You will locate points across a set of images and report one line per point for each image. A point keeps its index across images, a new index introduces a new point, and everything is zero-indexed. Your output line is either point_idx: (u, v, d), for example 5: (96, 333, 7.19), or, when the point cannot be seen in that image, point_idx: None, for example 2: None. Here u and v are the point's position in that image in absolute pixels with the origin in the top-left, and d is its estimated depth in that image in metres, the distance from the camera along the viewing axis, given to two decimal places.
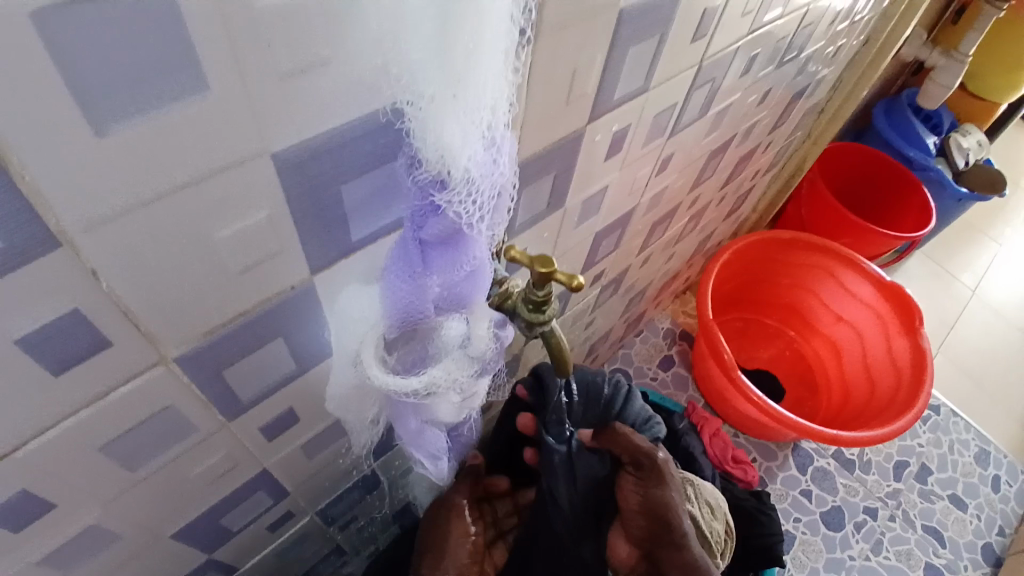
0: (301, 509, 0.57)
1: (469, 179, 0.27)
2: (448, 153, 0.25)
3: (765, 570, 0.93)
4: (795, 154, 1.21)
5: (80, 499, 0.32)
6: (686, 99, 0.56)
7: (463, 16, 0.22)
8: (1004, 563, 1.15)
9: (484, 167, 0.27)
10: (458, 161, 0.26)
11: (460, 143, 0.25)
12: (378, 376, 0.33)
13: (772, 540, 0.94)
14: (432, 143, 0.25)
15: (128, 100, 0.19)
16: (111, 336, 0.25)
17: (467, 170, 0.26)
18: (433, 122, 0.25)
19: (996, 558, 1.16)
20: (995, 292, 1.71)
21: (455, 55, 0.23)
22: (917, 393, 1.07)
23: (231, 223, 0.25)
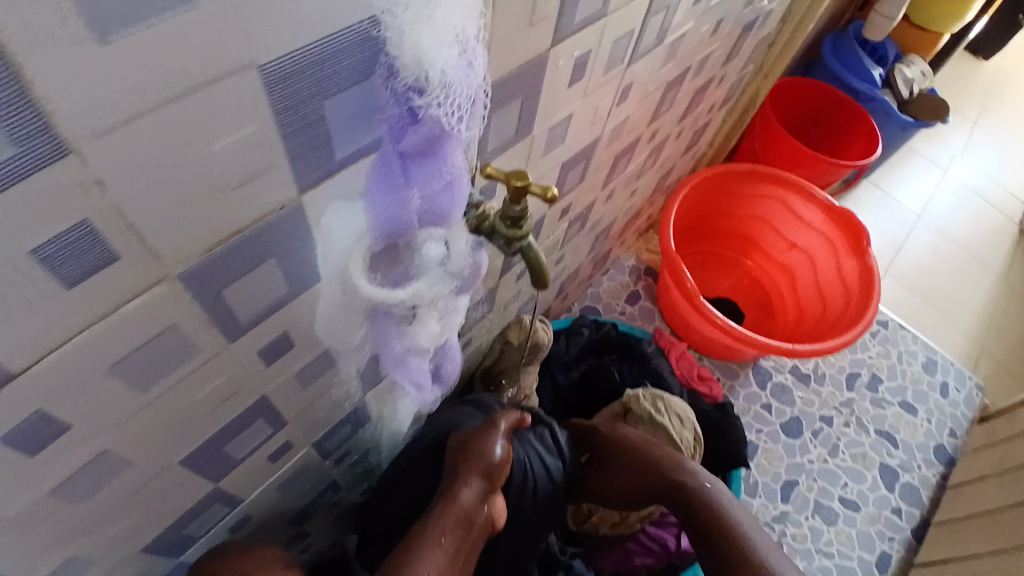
0: (297, 442, 0.59)
1: (445, 83, 0.28)
2: (425, 59, 0.27)
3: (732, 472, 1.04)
4: (749, 88, 1.24)
5: (95, 423, 0.34)
6: (642, 27, 0.58)
7: None
8: (956, 462, 1.27)
9: (459, 73, 0.29)
10: (434, 67, 0.27)
11: (437, 48, 0.27)
12: (367, 288, 0.36)
13: (737, 446, 1.04)
14: (408, 49, 0.27)
15: (130, 7, 0.20)
16: (119, 250, 0.26)
17: (443, 74, 0.28)
18: (408, 31, 0.26)
19: (949, 458, 1.28)
20: (938, 215, 1.81)
21: None
22: (865, 306, 1.15)
23: (224, 135, 0.26)
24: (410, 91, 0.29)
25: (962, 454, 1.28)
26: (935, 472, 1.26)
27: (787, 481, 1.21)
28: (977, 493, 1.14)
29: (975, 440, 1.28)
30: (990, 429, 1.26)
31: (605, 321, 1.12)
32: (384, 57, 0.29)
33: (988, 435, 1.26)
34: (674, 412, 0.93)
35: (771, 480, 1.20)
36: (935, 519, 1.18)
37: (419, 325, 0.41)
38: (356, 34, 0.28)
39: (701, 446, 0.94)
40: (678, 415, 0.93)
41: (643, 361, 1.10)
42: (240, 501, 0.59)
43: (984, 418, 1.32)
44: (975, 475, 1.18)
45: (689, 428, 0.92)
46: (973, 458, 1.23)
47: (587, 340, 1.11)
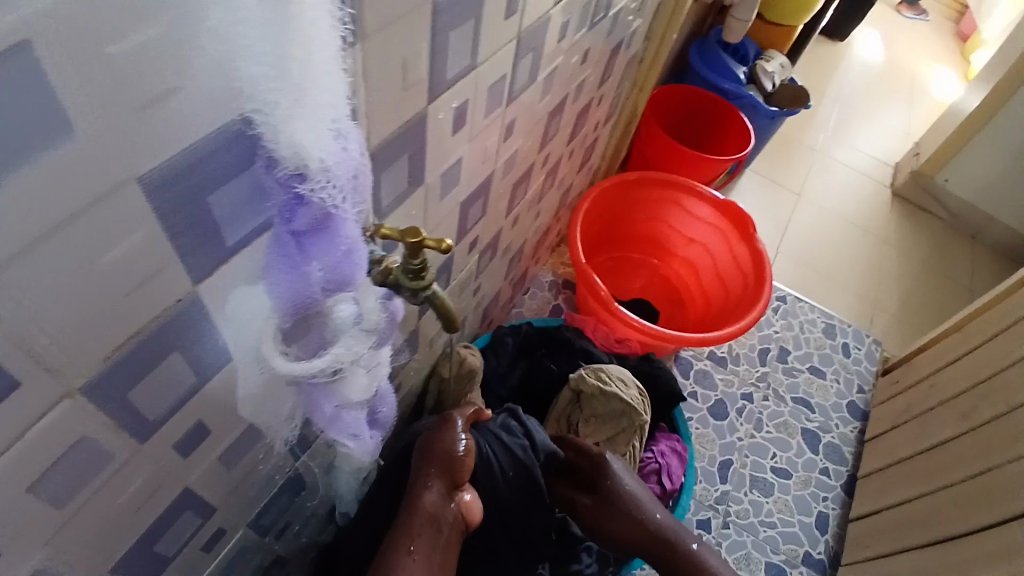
0: (233, 523, 0.57)
1: (325, 168, 0.30)
2: (302, 150, 0.29)
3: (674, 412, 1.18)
4: (628, 102, 1.33)
5: (9, 556, 0.32)
6: (514, 68, 0.62)
7: (292, 33, 0.25)
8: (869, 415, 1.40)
9: (337, 156, 0.31)
10: (312, 155, 0.29)
11: (312, 139, 0.29)
12: (282, 365, 0.37)
13: (668, 387, 1.18)
14: (285, 143, 0.28)
15: (6, 150, 0.20)
16: (20, 377, 0.26)
17: (322, 161, 0.30)
18: (282, 125, 0.28)
19: (862, 412, 1.41)
20: (814, 192, 2.00)
21: (293, 63, 0.26)
22: (761, 288, 1.26)
23: (114, 247, 0.27)
24: (291, 178, 0.31)
25: (872, 406, 1.41)
26: (852, 428, 1.38)
27: (722, 462, 1.28)
28: (894, 440, 1.27)
29: (880, 392, 1.42)
30: (891, 381, 1.41)
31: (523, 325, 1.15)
32: (261, 150, 0.31)
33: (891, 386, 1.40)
34: (616, 375, 1.01)
35: (708, 463, 1.28)
36: (859, 472, 1.30)
37: (348, 384, 0.43)
38: (230, 135, 0.29)
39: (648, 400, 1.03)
40: (620, 378, 1.01)
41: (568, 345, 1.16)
42: None
43: (886, 369, 1.47)
44: (887, 426, 1.31)
45: (632, 386, 1.01)
46: (883, 409, 1.37)
47: (513, 347, 1.13)
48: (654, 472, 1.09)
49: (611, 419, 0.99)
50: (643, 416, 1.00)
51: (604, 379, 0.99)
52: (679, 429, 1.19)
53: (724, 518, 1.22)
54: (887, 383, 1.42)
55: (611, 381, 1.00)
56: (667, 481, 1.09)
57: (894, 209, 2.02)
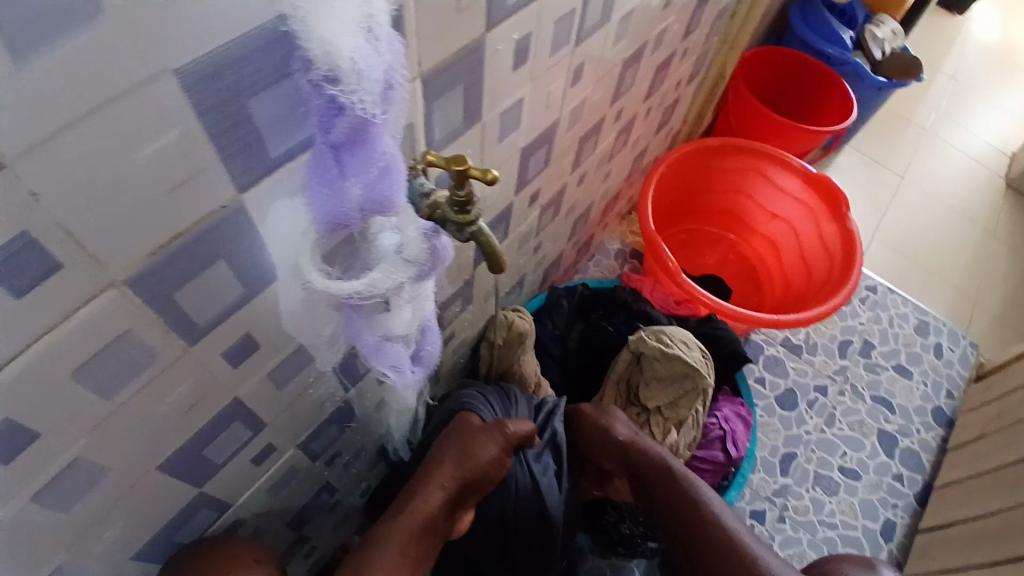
0: (282, 443, 0.61)
1: (358, 68, 0.29)
2: (332, 48, 0.28)
3: (737, 375, 1.14)
4: (714, 62, 1.25)
5: (63, 432, 0.35)
6: (584, 4, 0.58)
7: None
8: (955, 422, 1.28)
9: (370, 57, 0.29)
10: (343, 54, 0.28)
11: (342, 36, 0.28)
12: (319, 280, 0.37)
13: (734, 347, 1.12)
14: (316, 41, 0.28)
15: (32, 23, 0.22)
16: (63, 260, 0.28)
17: (353, 60, 0.28)
18: (312, 23, 0.27)
19: (948, 419, 1.29)
20: (921, 175, 1.81)
21: None
22: (848, 270, 1.16)
23: (150, 142, 0.28)
24: (325, 81, 0.29)
25: (960, 413, 1.29)
26: (935, 435, 1.27)
27: (786, 454, 1.22)
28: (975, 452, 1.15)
29: (971, 399, 1.29)
30: (984, 387, 1.27)
31: (577, 286, 1.13)
32: (296, 51, 0.30)
33: (982, 392, 1.27)
34: (680, 340, 0.97)
35: (770, 453, 1.21)
36: (937, 482, 1.19)
37: (389, 316, 0.43)
38: (267, 35, 0.29)
39: (711, 365, 0.99)
40: (683, 341, 0.97)
41: (626, 306, 1.13)
42: (231, 505, 0.60)
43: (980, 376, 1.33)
44: (970, 434, 1.21)
45: (697, 349, 0.97)
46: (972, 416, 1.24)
47: (568, 310, 1.11)
48: (718, 439, 1.03)
49: (675, 381, 0.96)
50: (707, 379, 0.96)
51: (666, 342, 0.95)
52: (742, 393, 1.14)
53: (781, 511, 1.16)
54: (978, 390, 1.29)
55: (673, 344, 0.95)
56: (733, 449, 1.02)
57: (1014, 199, 1.80)
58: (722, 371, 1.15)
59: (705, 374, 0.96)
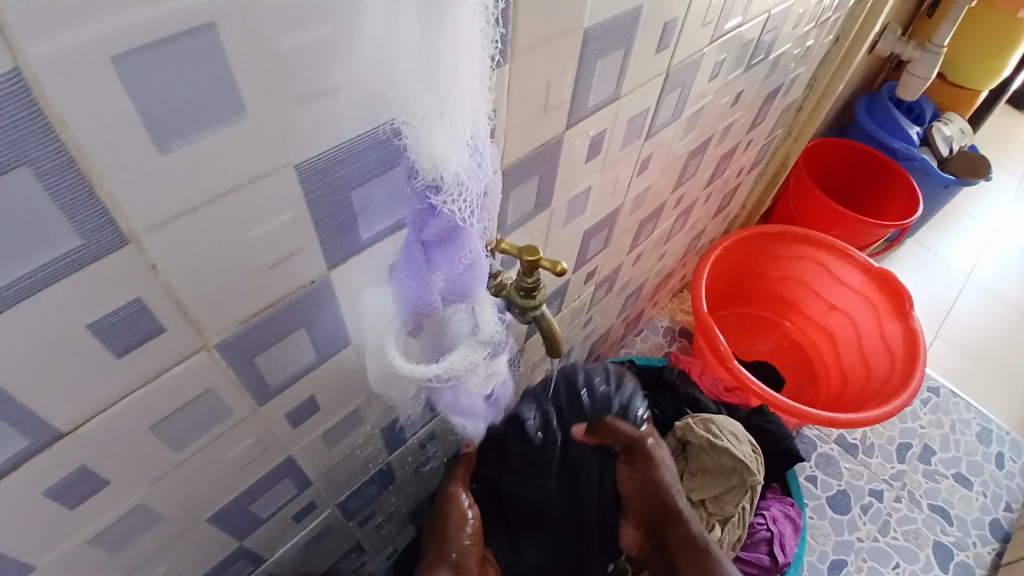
0: (323, 501, 0.61)
1: (459, 181, 0.32)
2: (438, 162, 0.30)
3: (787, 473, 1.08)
4: (777, 151, 1.26)
5: (132, 477, 0.37)
6: (658, 103, 0.61)
7: (445, 53, 0.27)
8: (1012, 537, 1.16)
9: (470, 170, 0.32)
10: (448, 167, 0.31)
11: (448, 152, 0.30)
12: (400, 363, 0.40)
13: (784, 444, 1.07)
14: (425, 154, 0.30)
15: (185, 125, 0.24)
16: (166, 323, 0.31)
17: (456, 173, 0.31)
18: (424, 137, 0.30)
19: (1004, 533, 1.18)
20: (991, 277, 1.74)
21: (441, 78, 0.28)
22: (911, 372, 1.11)
23: (261, 225, 0.30)
24: (427, 189, 0.32)
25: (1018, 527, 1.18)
26: (991, 550, 1.15)
27: (834, 562, 1.13)
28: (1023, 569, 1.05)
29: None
30: None
31: (624, 361, 1.13)
32: (405, 158, 0.34)
33: None
34: (729, 430, 0.94)
35: (818, 559, 1.13)
36: None
37: (463, 385, 0.45)
38: (377, 140, 0.32)
39: (761, 461, 0.95)
40: (733, 432, 0.94)
41: (674, 388, 1.11)
42: (266, 558, 0.60)
43: None
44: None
45: (746, 443, 0.94)
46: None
47: None
48: (765, 541, 0.97)
49: (721, 474, 0.91)
50: (756, 475, 0.91)
51: (716, 431, 0.93)
52: (793, 493, 1.08)
53: None
54: None
55: (722, 434, 0.93)
56: (780, 553, 0.96)
57: None
58: (773, 468, 1.10)
59: (754, 470, 0.91)
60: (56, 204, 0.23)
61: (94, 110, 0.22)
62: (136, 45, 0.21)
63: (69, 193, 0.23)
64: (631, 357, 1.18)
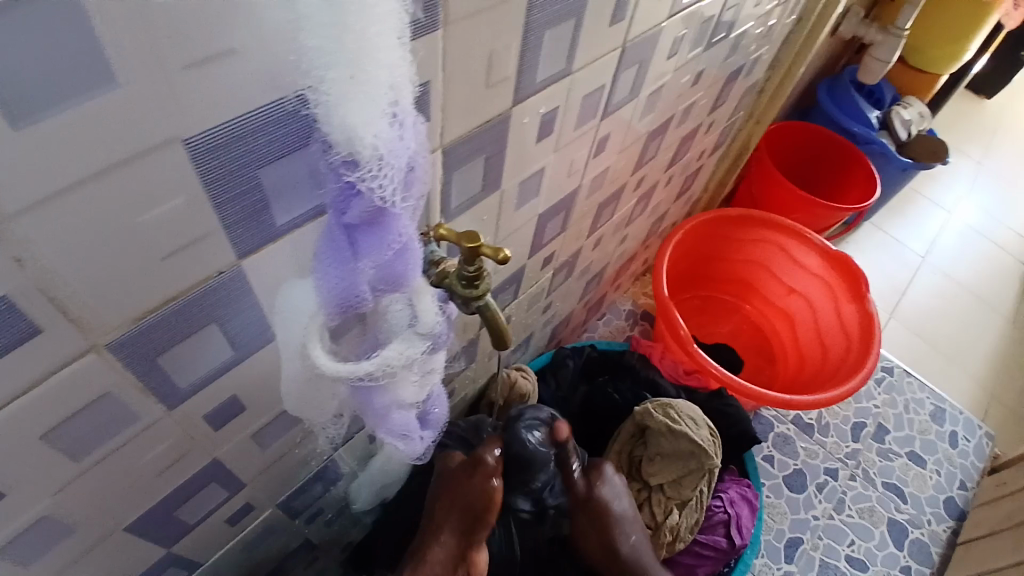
0: (263, 501, 0.57)
1: (379, 155, 0.28)
2: (353, 134, 0.27)
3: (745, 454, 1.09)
4: (739, 134, 1.25)
5: (23, 496, 0.33)
6: (615, 80, 0.58)
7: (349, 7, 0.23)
8: (968, 515, 1.21)
9: (390, 143, 0.28)
10: (364, 139, 0.27)
11: (364, 122, 0.26)
12: (326, 363, 0.35)
13: (742, 427, 1.07)
14: (337, 125, 0.26)
15: (36, 93, 0.20)
16: (41, 324, 0.27)
17: (375, 146, 0.28)
18: (335, 106, 0.26)
19: (960, 511, 1.22)
20: (942, 258, 1.78)
21: (347, 37, 0.24)
22: (866, 353, 1.12)
23: (151, 209, 0.26)
24: (343, 165, 0.28)
25: (973, 507, 1.22)
26: (946, 528, 1.20)
27: (791, 539, 1.15)
28: (988, 546, 1.09)
29: (984, 492, 1.22)
30: (998, 481, 1.21)
31: (585, 346, 1.10)
32: (314, 131, 0.30)
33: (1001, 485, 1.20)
34: (688, 415, 0.92)
35: (775, 537, 1.15)
36: None
37: (398, 387, 0.41)
38: (281, 110, 0.28)
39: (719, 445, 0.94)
40: (691, 417, 0.92)
41: (633, 371, 1.10)
42: (202, 563, 0.57)
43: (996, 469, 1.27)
44: (986, 530, 1.12)
45: (705, 427, 0.92)
46: (984, 511, 1.17)
47: (573, 371, 1.08)
48: (722, 523, 0.97)
49: (680, 459, 0.91)
50: (714, 460, 0.90)
51: (675, 416, 0.91)
52: (750, 474, 1.09)
53: None
54: (993, 484, 1.22)
55: (681, 419, 0.91)
56: (737, 536, 0.96)
57: None
58: (731, 449, 1.11)
59: (712, 454, 0.91)
60: None
61: None
62: None
63: None
64: (593, 342, 1.17)
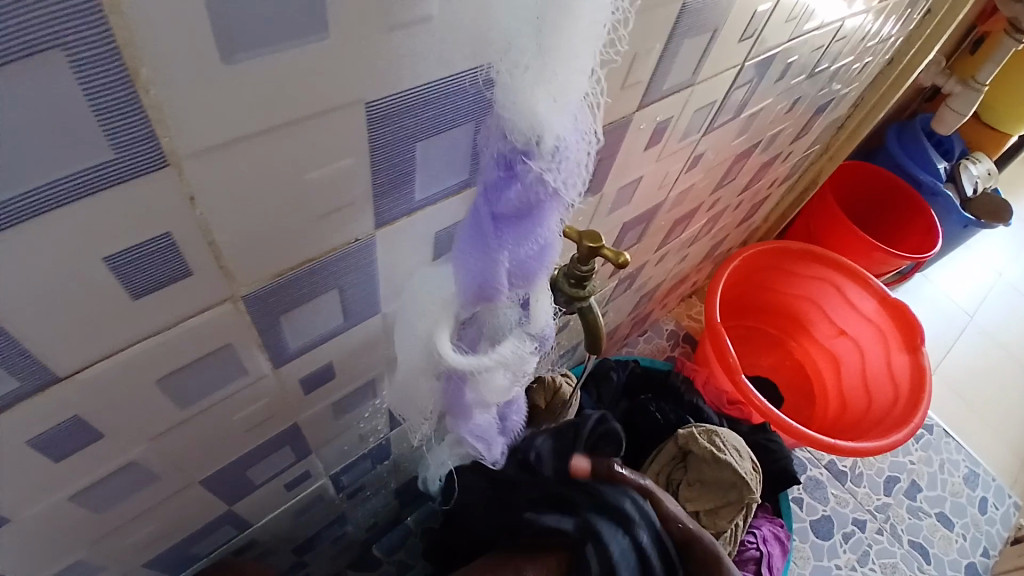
0: (318, 471, 0.57)
1: (559, 147, 0.27)
2: (540, 125, 0.25)
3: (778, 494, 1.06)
4: (811, 168, 1.23)
5: (125, 434, 0.33)
6: (724, 98, 0.57)
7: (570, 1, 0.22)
8: None
9: (573, 137, 0.27)
10: (551, 131, 0.26)
11: (555, 112, 0.25)
12: (450, 356, 0.34)
13: (782, 464, 1.05)
14: (525, 115, 0.25)
15: (256, 35, 0.20)
16: (194, 266, 0.27)
17: (557, 138, 0.26)
18: (525, 91, 0.25)
19: None
20: (996, 322, 1.72)
21: (561, 35, 0.23)
22: (916, 406, 1.08)
23: (321, 167, 0.27)
24: (518, 153, 0.27)
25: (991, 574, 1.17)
26: None
27: None
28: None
29: (1007, 561, 1.18)
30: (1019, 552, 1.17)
31: (630, 360, 1.10)
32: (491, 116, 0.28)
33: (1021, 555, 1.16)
34: (733, 445, 0.91)
35: None
36: None
37: (492, 385, 0.38)
38: (462, 83, 0.28)
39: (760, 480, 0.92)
40: (736, 447, 0.91)
41: (676, 394, 1.09)
42: (250, 525, 0.57)
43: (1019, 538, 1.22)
44: None
45: (748, 459, 0.91)
46: None
47: (615, 385, 1.07)
48: (753, 560, 0.95)
49: (718, 488, 0.88)
50: (754, 494, 0.89)
51: (720, 445, 0.90)
52: (783, 514, 1.06)
53: None
54: (1015, 553, 1.17)
55: (726, 448, 0.90)
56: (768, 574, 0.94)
57: None
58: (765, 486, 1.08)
59: (753, 489, 0.89)
60: (89, 101, 0.19)
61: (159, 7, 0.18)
62: None
63: (106, 91, 0.19)
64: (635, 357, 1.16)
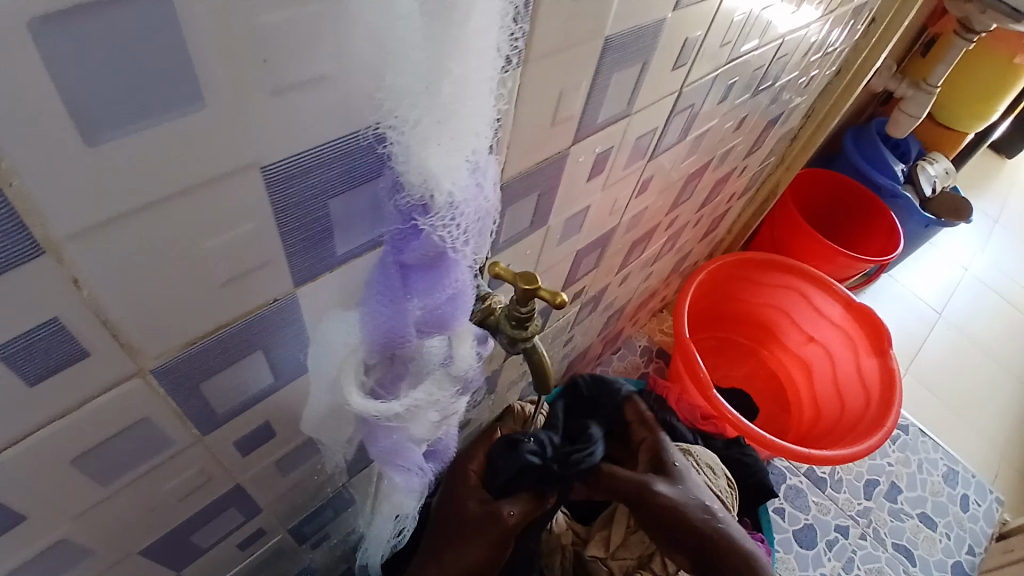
0: (274, 526, 0.55)
1: (451, 202, 0.28)
2: (431, 177, 0.27)
3: (758, 509, 1.05)
4: (770, 178, 1.24)
5: (39, 522, 0.31)
6: (666, 123, 0.57)
7: (452, 60, 0.24)
8: None
9: (466, 192, 0.29)
10: (441, 185, 0.28)
11: (444, 168, 0.27)
12: (359, 402, 0.34)
13: (759, 478, 1.03)
14: (417, 167, 0.27)
15: (123, 112, 0.19)
16: (90, 346, 0.25)
17: (449, 194, 0.28)
18: (416, 148, 0.27)
19: None
20: (962, 318, 1.75)
21: (442, 86, 0.25)
22: (886, 411, 1.09)
23: (219, 234, 0.25)
24: (415, 207, 0.29)
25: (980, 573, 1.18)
26: None
27: None
28: None
29: (994, 558, 1.18)
30: (1005, 547, 1.18)
31: None
32: (390, 168, 0.30)
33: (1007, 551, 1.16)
34: (706, 463, 0.90)
35: None
36: None
37: (415, 426, 0.38)
38: (359, 145, 0.27)
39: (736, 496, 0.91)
40: (709, 465, 0.91)
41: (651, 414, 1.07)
42: None
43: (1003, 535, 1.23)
44: None
45: (722, 476, 0.90)
46: None
47: None
48: None
49: None
50: (731, 511, 0.87)
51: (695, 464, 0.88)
52: (764, 528, 1.05)
53: None
54: (1000, 550, 1.19)
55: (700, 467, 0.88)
56: None
57: None
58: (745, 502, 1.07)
59: (729, 505, 0.88)
60: None
61: (14, 95, 0.17)
62: (56, 4, 0.16)
63: None
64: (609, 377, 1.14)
